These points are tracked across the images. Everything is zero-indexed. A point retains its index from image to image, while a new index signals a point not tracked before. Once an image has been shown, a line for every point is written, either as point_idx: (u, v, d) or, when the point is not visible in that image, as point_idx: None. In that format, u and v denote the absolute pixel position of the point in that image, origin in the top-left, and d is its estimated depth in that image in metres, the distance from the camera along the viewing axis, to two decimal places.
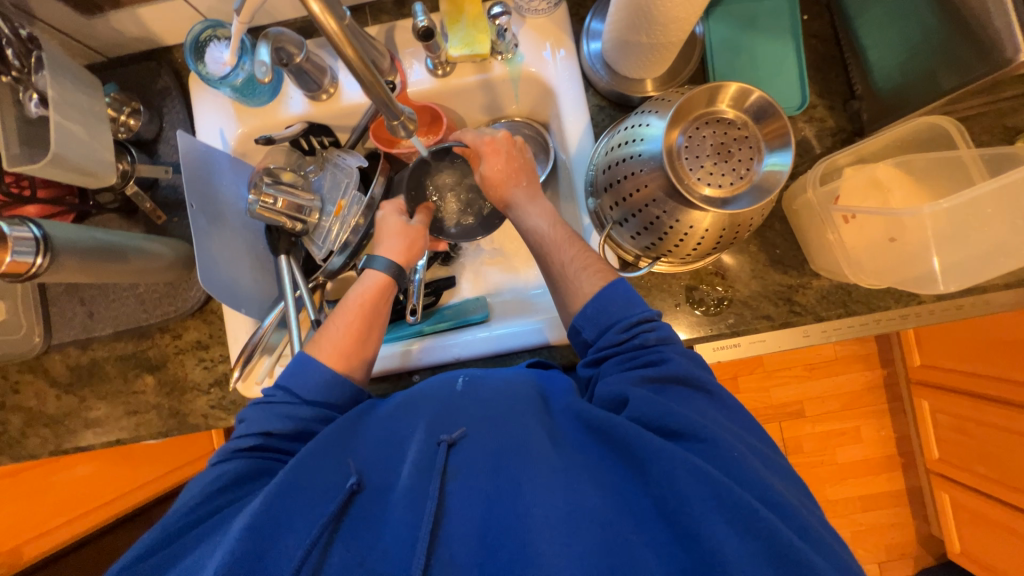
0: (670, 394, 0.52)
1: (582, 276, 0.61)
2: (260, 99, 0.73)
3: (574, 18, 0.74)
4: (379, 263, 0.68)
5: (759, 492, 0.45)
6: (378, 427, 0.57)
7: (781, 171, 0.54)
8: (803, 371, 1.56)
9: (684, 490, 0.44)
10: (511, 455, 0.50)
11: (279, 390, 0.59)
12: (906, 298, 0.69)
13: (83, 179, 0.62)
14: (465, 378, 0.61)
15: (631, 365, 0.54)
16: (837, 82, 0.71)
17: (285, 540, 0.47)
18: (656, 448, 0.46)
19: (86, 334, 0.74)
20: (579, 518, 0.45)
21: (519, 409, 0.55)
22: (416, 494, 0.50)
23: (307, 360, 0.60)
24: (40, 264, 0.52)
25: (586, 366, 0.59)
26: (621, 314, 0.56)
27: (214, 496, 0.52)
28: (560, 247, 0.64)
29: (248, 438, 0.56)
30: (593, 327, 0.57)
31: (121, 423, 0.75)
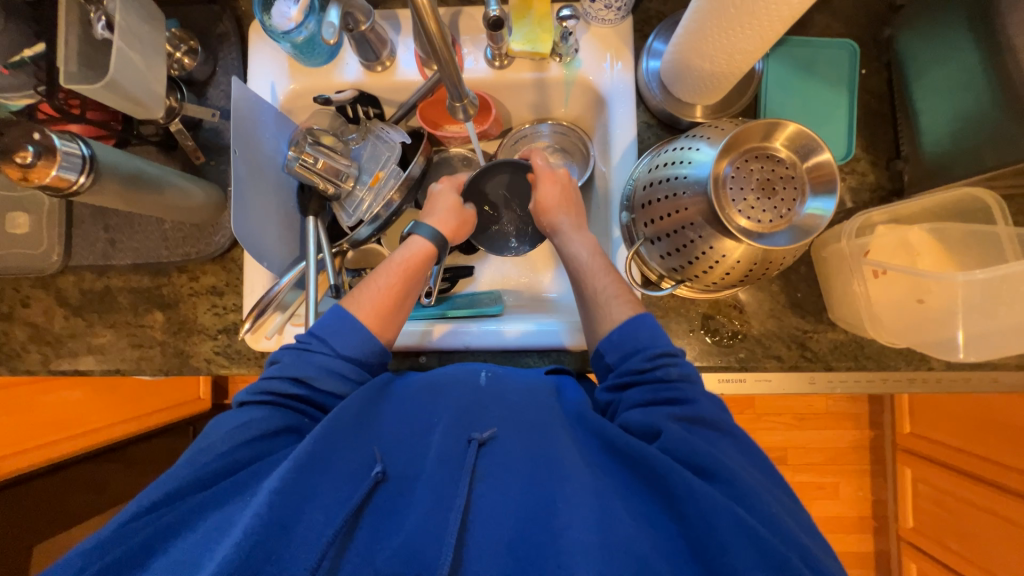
0: (698, 434, 0.51)
1: (613, 304, 0.61)
2: (317, 60, 0.73)
3: (637, 34, 0.75)
4: (424, 230, 0.69)
5: (797, 548, 0.44)
6: (397, 409, 0.57)
7: (822, 217, 0.54)
8: (793, 419, 1.56)
9: (724, 536, 0.43)
10: (542, 469, 0.50)
11: (315, 338, 0.59)
12: (917, 362, 0.69)
13: (129, 107, 0.62)
14: (488, 373, 0.62)
15: (654, 398, 0.53)
16: (884, 140, 0.72)
17: (309, 515, 0.47)
18: (693, 489, 0.45)
19: (105, 261, 0.74)
20: (613, 544, 0.44)
21: (549, 420, 0.55)
22: (442, 490, 0.50)
23: (336, 330, 0.59)
24: (81, 183, 0.52)
25: (604, 390, 0.58)
26: (648, 343, 0.56)
27: (236, 449, 0.51)
28: (595, 275, 0.65)
29: (283, 383, 0.56)
30: (617, 352, 0.58)
31: (123, 354, 0.76)
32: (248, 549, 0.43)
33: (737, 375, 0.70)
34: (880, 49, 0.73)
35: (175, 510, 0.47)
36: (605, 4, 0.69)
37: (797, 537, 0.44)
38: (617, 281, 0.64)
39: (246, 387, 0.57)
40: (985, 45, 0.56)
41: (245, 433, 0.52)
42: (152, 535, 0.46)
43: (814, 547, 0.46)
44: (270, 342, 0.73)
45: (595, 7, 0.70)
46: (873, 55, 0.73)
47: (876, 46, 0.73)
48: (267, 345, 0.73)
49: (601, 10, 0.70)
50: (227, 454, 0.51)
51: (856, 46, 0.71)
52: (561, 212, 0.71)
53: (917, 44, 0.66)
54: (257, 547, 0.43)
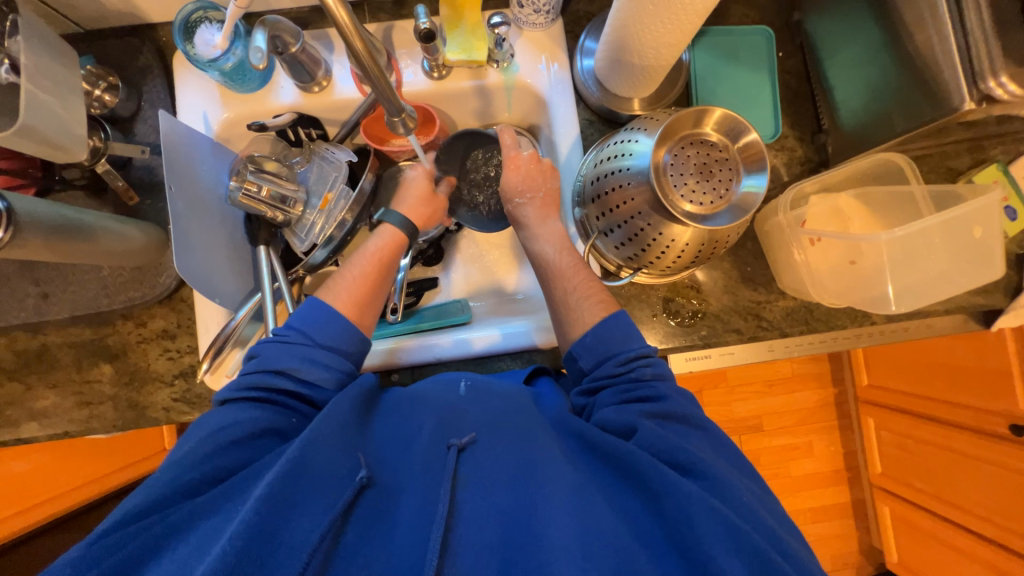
0: (671, 430, 0.53)
1: (583, 305, 0.63)
2: (249, 85, 0.72)
3: (568, 35, 0.77)
4: (393, 217, 0.71)
5: (769, 536, 0.46)
6: (387, 424, 0.58)
7: (757, 193, 0.58)
8: (763, 387, 1.63)
9: (698, 523, 0.44)
10: (525, 470, 0.50)
11: (293, 330, 0.59)
12: (861, 318, 0.74)
13: (50, 153, 0.59)
14: (466, 383, 0.62)
15: (626, 398, 0.56)
16: (806, 116, 0.77)
17: (299, 517, 0.45)
18: (673, 482, 0.47)
19: (39, 318, 0.69)
20: (596, 541, 0.45)
21: (529, 421, 0.56)
22: (428, 498, 0.50)
23: (316, 322, 0.59)
24: (1, 238, 0.48)
25: (579, 394, 0.61)
26: (621, 347, 0.59)
27: (220, 453, 0.50)
28: (564, 274, 0.66)
29: (264, 376, 0.55)
30: (591, 356, 0.60)
31: (71, 415, 0.71)
32: (238, 552, 0.41)
33: (701, 352, 0.73)
34: (793, 32, 0.78)
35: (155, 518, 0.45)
36: (534, 9, 0.71)
37: (766, 523, 0.47)
38: (580, 277, 0.66)
39: (227, 385, 0.56)
40: (879, 23, 0.61)
41: (227, 437, 0.51)
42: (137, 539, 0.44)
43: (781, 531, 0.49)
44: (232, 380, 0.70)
45: (525, 12, 0.72)
46: (787, 38, 0.78)
47: (788, 30, 0.78)
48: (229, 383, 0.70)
49: (530, 15, 0.72)
50: (210, 458, 0.49)
51: (770, 32, 0.76)
52: (526, 203, 0.71)
53: (824, 27, 0.71)
54: (240, 560, 0.41)
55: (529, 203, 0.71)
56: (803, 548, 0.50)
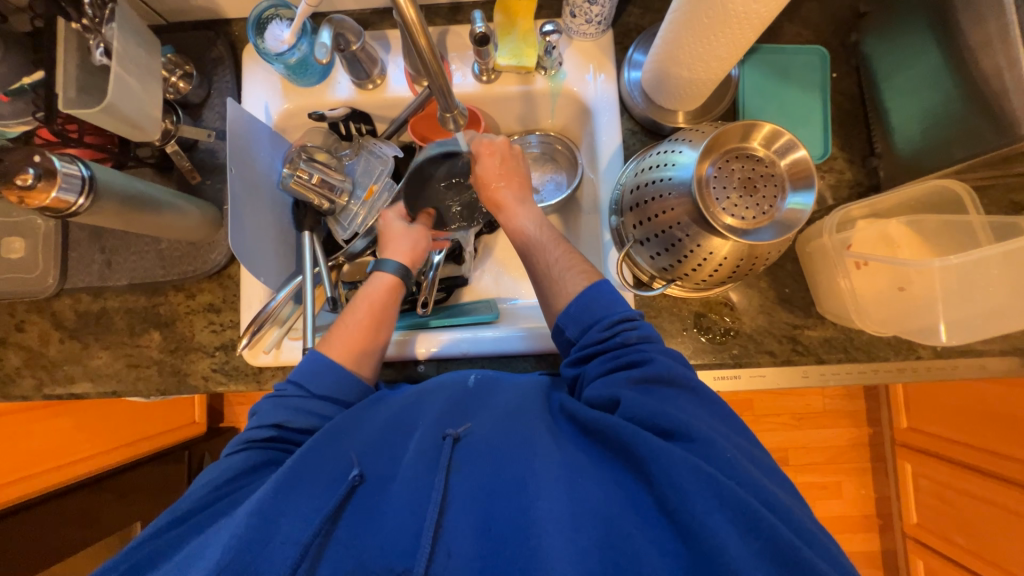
0: (661, 396, 0.51)
1: (566, 276, 0.62)
2: (309, 79, 0.76)
3: (617, 46, 0.78)
4: (389, 265, 0.69)
5: (764, 496, 0.45)
6: (387, 411, 0.58)
7: (803, 211, 0.56)
8: (792, 419, 1.57)
9: (687, 490, 0.43)
10: (515, 456, 0.51)
11: (290, 385, 0.60)
12: (905, 351, 0.71)
13: (127, 131, 0.63)
14: (476, 375, 0.63)
15: (614, 365, 0.54)
16: (859, 139, 0.75)
17: (287, 524, 0.47)
18: (655, 447, 0.46)
19: (102, 283, 0.75)
20: (583, 515, 0.45)
21: (523, 407, 0.56)
22: (421, 484, 0.50)
23: (312, 373, 0.60)
24: (81, 203, 0.53)
25: (570, 365, 0.59)
26: (604, 314, 0.58)
27: (223, 484, 0.54)
28: (546, 248, 0.66)
29: (260, 430, 0.57)
30: (576, 325, 0.59)
31: (120, 375, 0.75)
32: (235, 555, 0.44)
33: (731, 372, 0.71)
34: (849, 53, 0.76)
35: (167, 537, 0.50)
36: (585, 20, 0.72)
37: (759, 482, 0.45)
38: (565, 250, 0.66)
39: (229, 441, 0.58)
40: (944, 46, 0.59)
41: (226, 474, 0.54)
42: (151, 554, 0.48)
43: (779, 493, 0.47)
44: (268, 356, 0.73)
45: (576, 23, 0.73)
46: (843, 60, 0.76)
47: (845, 51, 0.76)
48: (265, 360, 0.73)
49: (581, 25, 0.73)
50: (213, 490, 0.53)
51: (826, 53, 0.74)
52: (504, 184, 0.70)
53: (884, 49, 0.69)
54: (235, 562, 0.44)
55: (509, 187, 0.70)
56: (805, 515, 0.47)
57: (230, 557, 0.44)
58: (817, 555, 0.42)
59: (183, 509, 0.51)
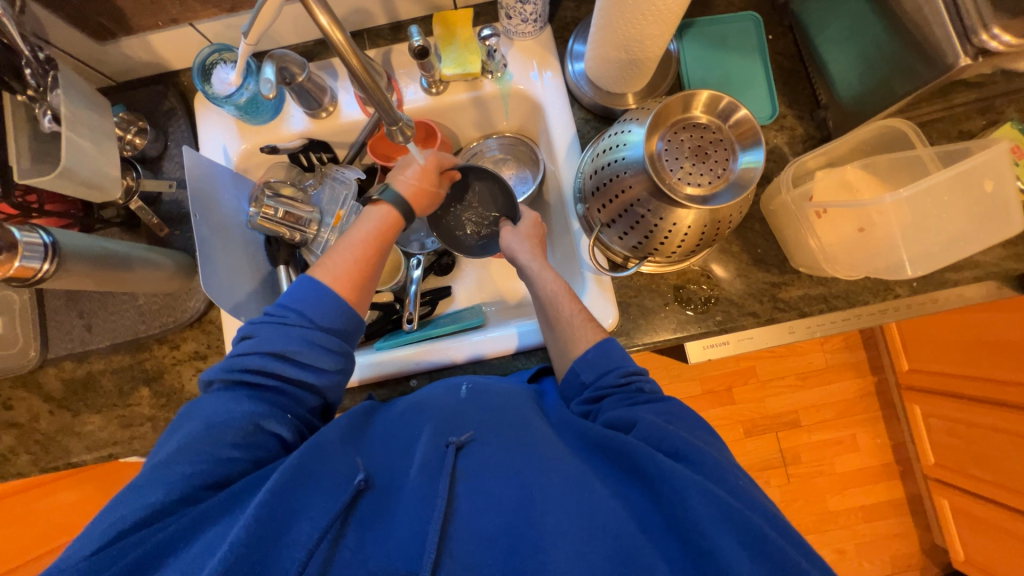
0: (674, 422, 0.54)
1: (585, 325, 0.63)
2: (262, 117, 0.77)
3: (558, 40, 0.80)
4: (388, 197, 0.69)
5: (764, 516, 0.46)
6: (383, 431, 0.60)
7: (756, 168, 0.57)
8: (796, 380, 1.57)
9: (696, 510, 0.44)
10: (523, 463, 0.51)
11: (292, 312, 0.59)
12: (883, 292, 0.72)
13: (87, 192, 0.64)
14: (469, 384, 0.62)
15: (631, 402, 0.55)
16: (804, 94, 0.77)
17: (296, 528, 0.46)
18: (667, 466, 0.47)
19: (84, 347, 0.75)
20: (592, 527, 0.45)
21: (528, 419, 0.57)
22: (426, 494, 0.50)
23: (315, 302, 0.60)
24: (46, 269, 0.53)
25: (581, 403, 0.60)
26: (622, 360, 0.59)
27: (227, 458, 0.51)
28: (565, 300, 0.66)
29: (260, 358, 0.56)
30: (592, 370, 0.59)
31: (114, 437, 0.75)
32: (242, 553, 0.43)
33: (718, 338, 0.72)
34: (781, 14, 0.79)
35: (173, 517, 0.47)
36: (521, 19, 0.74)
37: (762, 505, 0.47)
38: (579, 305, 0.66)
39: (221, 365, 0.57)
40: None
41: (230, 438, 0.52)
42: (156, 544, 0.46)
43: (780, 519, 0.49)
44: None
45: (513, 23, 0.75)
46: (776, 21, 0.78)
47: (776, 12, 0.79)
48: None
49: (519, 25, 0.75)
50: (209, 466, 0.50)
51: (759, 16, 0.76)
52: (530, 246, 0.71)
53: (811, 4, 0.71)
54: (242, 561, 0.43)
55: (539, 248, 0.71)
56: None
57: (235, 554, 0.43)
58: (810, 564, 0.45)
59: (185, 488, 0.48)
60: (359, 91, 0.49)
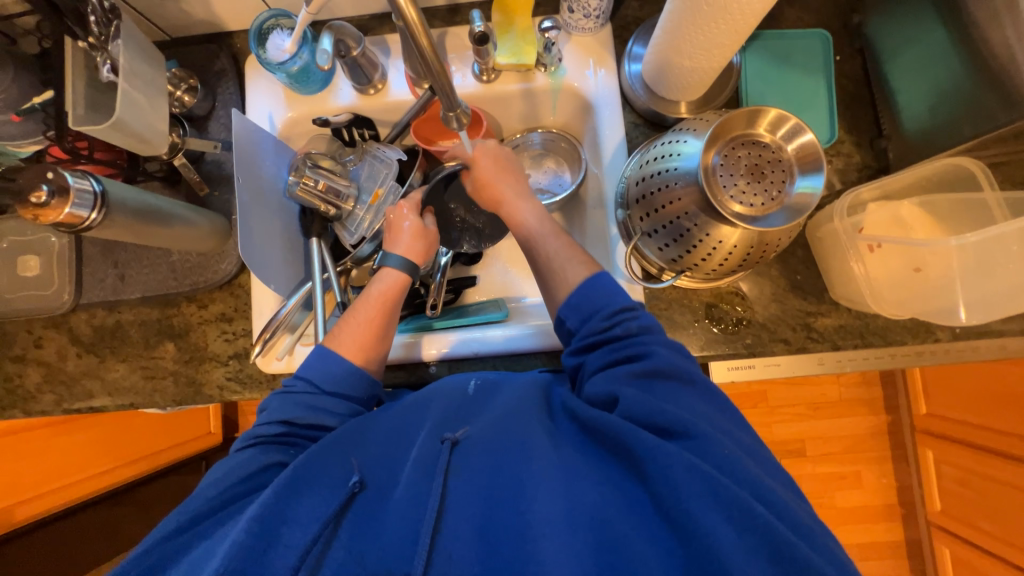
0: (660, 389, 0.50)
1: (569, 266, 0.61)
2: (311, 87, 0.77)
3: (616, 40, 0.78)
4: (393, 261, 0.68)
5: (756, 489, 0.44)
6: (389, 419, 0.57)
7: (813, 194, 0.55)
8: (807, 409, 1.55)
9: (682, 491, 0.43)
10: (513, 453, 0.50)
11: (298, 381, 0.60)
12: (923, 334, 0.70)
13: (135, 145, 0.64)
14: (477, 380, 0.61)
15: (615, 358, 0.53)
16: (866, 122, 0.74)
17: (289, 534, 0.48)
18: (651, 446, 0.45)
19: (116, 296, 0.76)
20: (577, 516, 0.45)
21: (524, 408, 0.55)
22: (419, 491, 0.51)
23: (320, 369, 0.61)
24: (94, 218, 0.54)
25: (571, 354, 0.58)
26: (604, 303, 0.56)
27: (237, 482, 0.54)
28: (545, 240, 0.64)
29: (271, 425, 0.58)
30: (576, 316, 0.57)
31: (137, 387, 0.76)
32: (235, 562, 0.45)
33: (745, 362, 0.70)
34: (851, 35, 0.76)
35: (188, 532, 0.52)
36: (584, 14, 0.72)
37: (758, 478, 0.44)
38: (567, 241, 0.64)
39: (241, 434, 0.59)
40: (950, 22, 0.58)
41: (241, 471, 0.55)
42: (170, 549, 0.51)
43: (782, 491, 0.46)
44: (281, 363, 0.74)
45: (575, 18, 0.73)
46: (846, 42, 0.76)
47: (847, 33, 0.76)
48: (279, 366, 0.74)
49: (580, 20, 0.73)
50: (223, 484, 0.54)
51: (829, 36, 0.73)
52: (505, 181, 0.69)
53: (887, 29, 0.69)
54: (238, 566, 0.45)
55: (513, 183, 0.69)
56: (804, 509, 0.46)
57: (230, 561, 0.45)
58: (817, 552, 0.42)
59: (196, 507, 0.52)
60: (425, 72, 0.49)
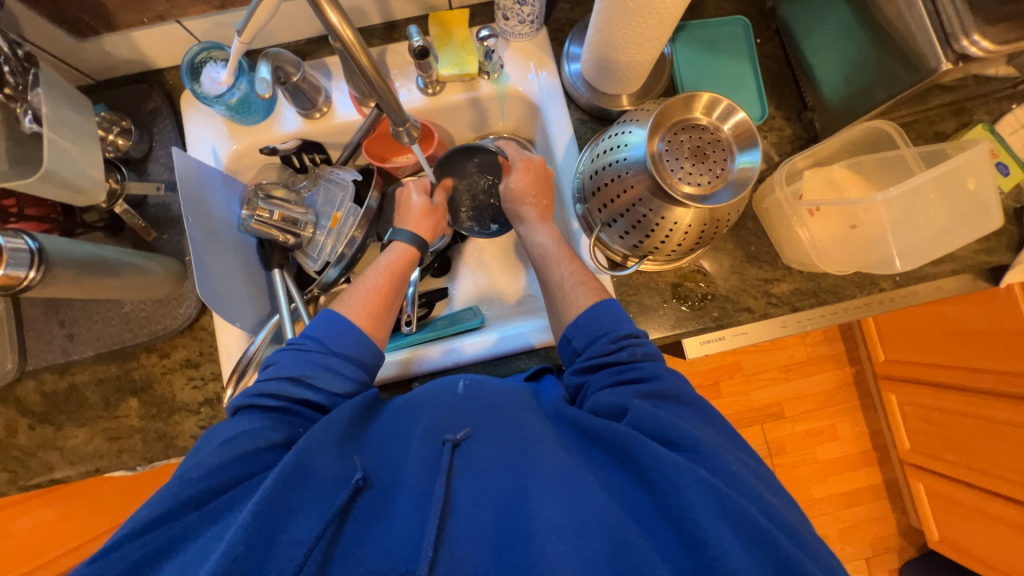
0: (665, 408, 0.53)
1: (577, 291, 0.65)
2: (254, 117, 0.75)
3: (553, 42, 0.80)
4: (402, 234, 0.73)
5: (756, 501, 0.46)
6: (385, 429, 0.58)
7: (753, 168, 0.59)
8: (780, 373, 1.63)
9: (689, 497, 0.44)
10: (519, 458, 0.51)
11: (312, 339, 0.60)
12: (869, 286, 0.75)
13: (70, 196, 0.61)
14: (466, 381, 0.61)
15: (619, 379, 0.56)
16: (791, 97, 0.79)
17: (290, 532, 0.45)
18: (660, 456, 0.46)
19: (67, 358, 0.71)
20: (585, 522, 0.46)
21: (524, 413, 0.56)
22: (423, 491, 0.50)
23: (335, 332, 0.61)
24: (33, 277, 0.51)
25: (575, 374, 0.61)
26: (613, 326, 0.59)
27: (232, 463, 0.50)
28: (559, 261, 0.69)
29: (283, 384, 0.57)
30: (584, 336, 0.60)
31: (101, 451, 0.72)
32: (236, 558, 0.42)
33: (715, 334, 0.74)
34: (767, 19, 0.81)
35: (182, 520, 0.47)
36: (519, 21, 0.74)
37: (759, 493, 0.46)
38: (578, 265, 0.68)
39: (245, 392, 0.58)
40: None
41: (238, 450, 0.51)
42: (163, 544, 0.46)
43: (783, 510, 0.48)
44: None
45: (510, 25, 0.75)
46: (763, 25, 0.81)
47: (763, 17, 0.81)
48: None
49: (516, 26, 0.75)
50: (215, 473, 0.49)
51: (746, 21, 0.78)
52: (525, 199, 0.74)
53: (797, 11, 0.74)
54: (241, 560, 0.42)
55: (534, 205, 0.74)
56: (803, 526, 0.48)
57: (231, 558, 0.42)
58: (810, 559, 0.44)
59: (188, 496, 0.48)
60: (371, 90, 0.49)
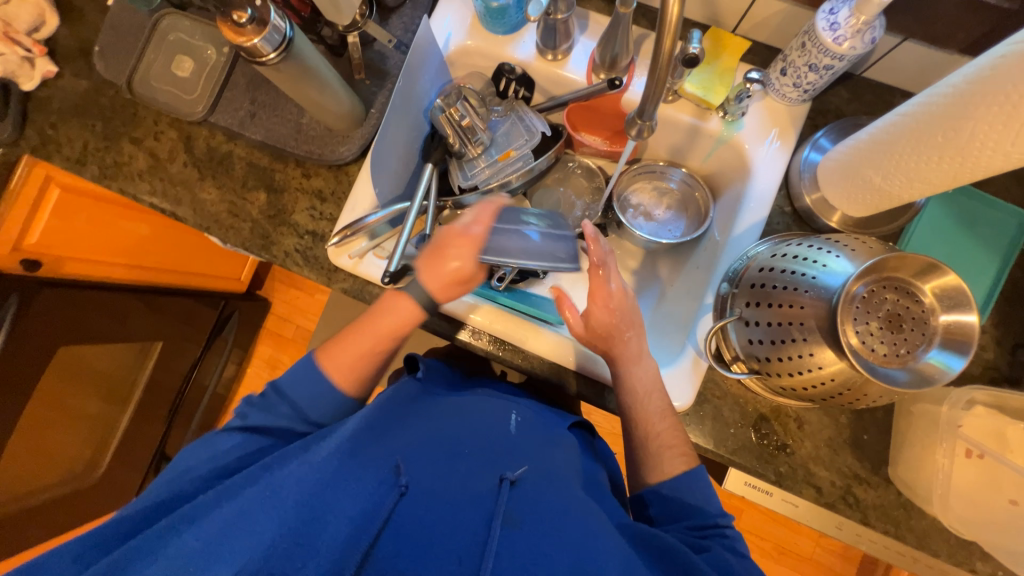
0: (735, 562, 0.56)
1: (662, 457, 0.63)
2: (500, 28, 0.76)
3: (807, 121, 0.73)
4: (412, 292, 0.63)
5: None
6: (436, 429, 0.61)
7: (943, 373, 0.51)
8: (772, 550, 1.49)
9: None
10: (574, 525, 0.52)
11: (287, 404, 0.63)
12: (960, 558, 0.65)
13: (325, 5, 0.66)
14: (517, 420, 0.66)
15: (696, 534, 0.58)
16: (1018, 324, 0.68)
17: (336, 525, 0.47)
18: None
19: (239, 129, 0.79)
20: None
21: (568, 481, 0.59)
22: (474, 521, 0.51)
23: (308, 395, 0.63)
24: (272, 58, 0.56)
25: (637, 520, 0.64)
26: (693, 511, 0.60)
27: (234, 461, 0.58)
28: (649, 421, 0.64)
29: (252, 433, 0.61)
30: (661, 508, 0.62)
31: (218, 217, 0.80)
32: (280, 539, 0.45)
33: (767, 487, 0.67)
34: None
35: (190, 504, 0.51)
36: (792, 84, 0.67)
37: None
38: (668, 427, 0.64)
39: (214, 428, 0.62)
40: None
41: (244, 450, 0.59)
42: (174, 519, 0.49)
43: None
44: (348, 261, 0.74)
45: (781, 83, 0.69)
46: None
47: None
48: (344, 263, 0.74)
49: (784, 87, 0.69)
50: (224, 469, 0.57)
51: None
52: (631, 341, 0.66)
53: None
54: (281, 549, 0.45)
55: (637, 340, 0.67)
56: None
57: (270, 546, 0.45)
58: None
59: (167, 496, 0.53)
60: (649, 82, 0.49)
